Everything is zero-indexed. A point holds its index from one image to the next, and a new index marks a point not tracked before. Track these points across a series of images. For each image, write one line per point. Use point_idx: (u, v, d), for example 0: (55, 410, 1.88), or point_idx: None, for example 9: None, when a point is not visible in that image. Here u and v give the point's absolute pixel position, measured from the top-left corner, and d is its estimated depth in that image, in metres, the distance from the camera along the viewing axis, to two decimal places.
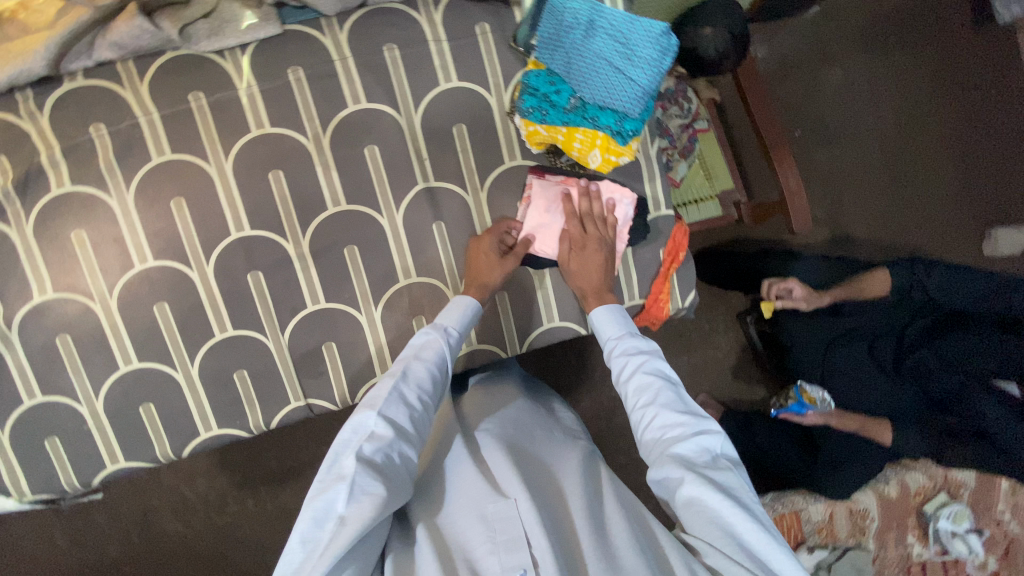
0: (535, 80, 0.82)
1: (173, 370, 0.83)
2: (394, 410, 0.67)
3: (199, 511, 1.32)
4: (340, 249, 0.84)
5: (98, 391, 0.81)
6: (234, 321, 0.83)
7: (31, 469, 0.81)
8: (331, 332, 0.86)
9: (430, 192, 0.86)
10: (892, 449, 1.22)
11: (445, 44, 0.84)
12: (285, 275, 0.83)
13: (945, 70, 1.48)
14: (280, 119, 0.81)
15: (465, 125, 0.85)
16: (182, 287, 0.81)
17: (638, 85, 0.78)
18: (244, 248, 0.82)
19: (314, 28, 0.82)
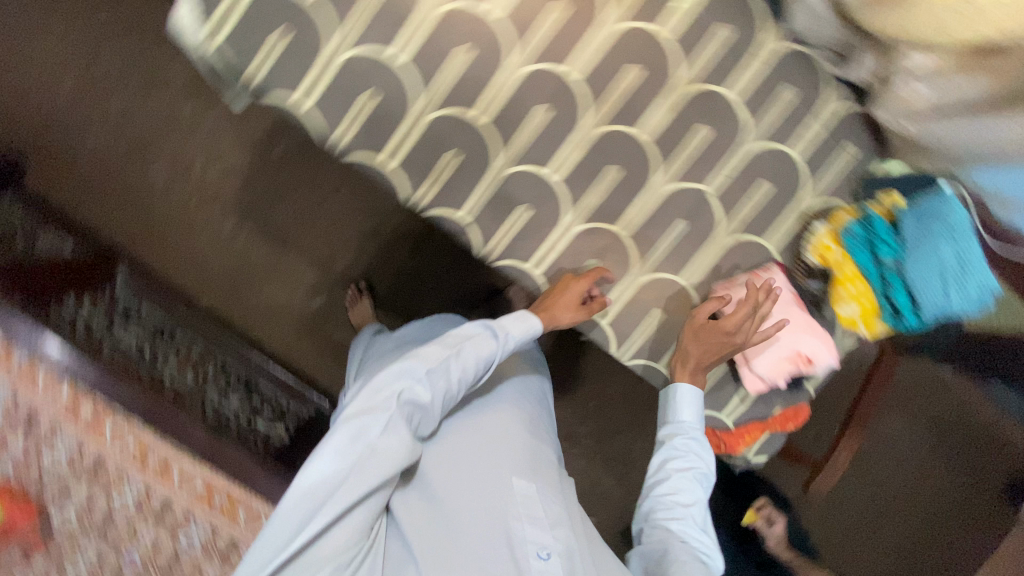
0: (879, 224, 0.88)
1: (415, 98, 0.81)
2: (436, 380, 0.86)
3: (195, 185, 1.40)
4: (606, 162, 0.85)
5: (352, 47, 0.79)
6: (491, 121, 0.82)
7: (243, 35, 0.78)
8: (538, 201, 0.87)
9: (701, 197, 0.88)
10: None
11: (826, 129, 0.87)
12: (557, 138, 0.84)
13: (944, 492, 1.47)
14: (680, 42, 0.82)
15: (767, 185, 0.88)
16: (487, 61, 0.80)
17: (943, 299, 0.86)
18: (552, 89, 0.82)
19: (764, 17, 0.84)
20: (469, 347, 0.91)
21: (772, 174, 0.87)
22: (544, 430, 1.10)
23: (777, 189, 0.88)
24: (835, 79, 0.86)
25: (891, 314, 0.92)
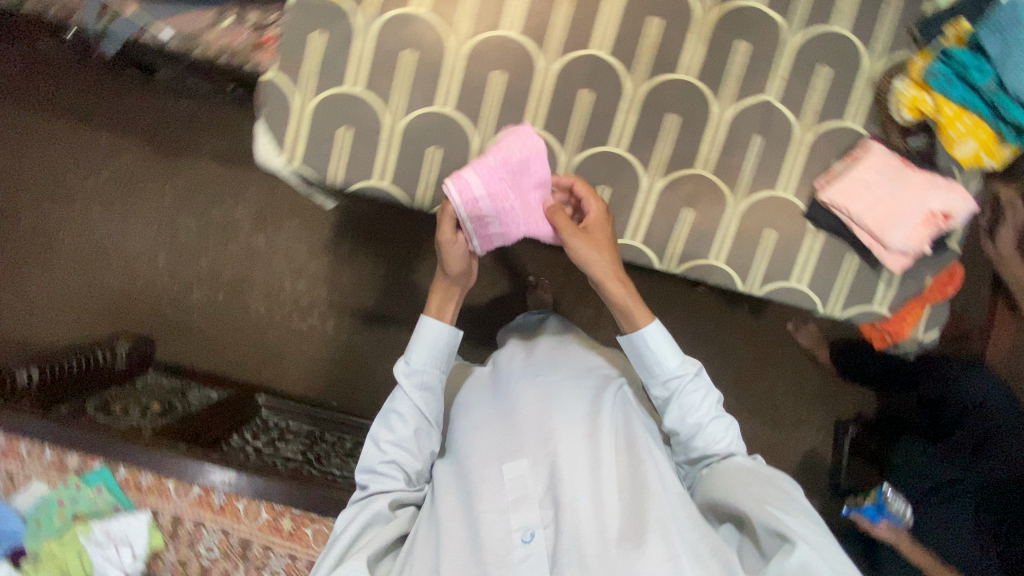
0: (947, 66, 0.75)
1: (706, 98, 0.86)
2: (389, 452, 0.81)
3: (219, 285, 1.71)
4: (732, 42, 0.85)
5: (648, 82, 0.86)
6: (694, 76, 0.86)
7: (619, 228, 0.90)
8: (834, 60, 0.86)
9: (834, 40, 0.86)
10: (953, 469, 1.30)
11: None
12: (696, 104, 0.86)
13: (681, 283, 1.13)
14: (615, 54, 0.85)
15: (830, 69, 0.86)
16: (695, 114, 0.86)
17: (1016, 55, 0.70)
18: (673, 96, 0.86)
19: (778, 15, 0.85)
20: (406, 421, 0.82)
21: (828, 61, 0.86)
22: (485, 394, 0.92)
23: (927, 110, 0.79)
24: (788, 15, 0.85)
25: (1014, 134, 0.75)
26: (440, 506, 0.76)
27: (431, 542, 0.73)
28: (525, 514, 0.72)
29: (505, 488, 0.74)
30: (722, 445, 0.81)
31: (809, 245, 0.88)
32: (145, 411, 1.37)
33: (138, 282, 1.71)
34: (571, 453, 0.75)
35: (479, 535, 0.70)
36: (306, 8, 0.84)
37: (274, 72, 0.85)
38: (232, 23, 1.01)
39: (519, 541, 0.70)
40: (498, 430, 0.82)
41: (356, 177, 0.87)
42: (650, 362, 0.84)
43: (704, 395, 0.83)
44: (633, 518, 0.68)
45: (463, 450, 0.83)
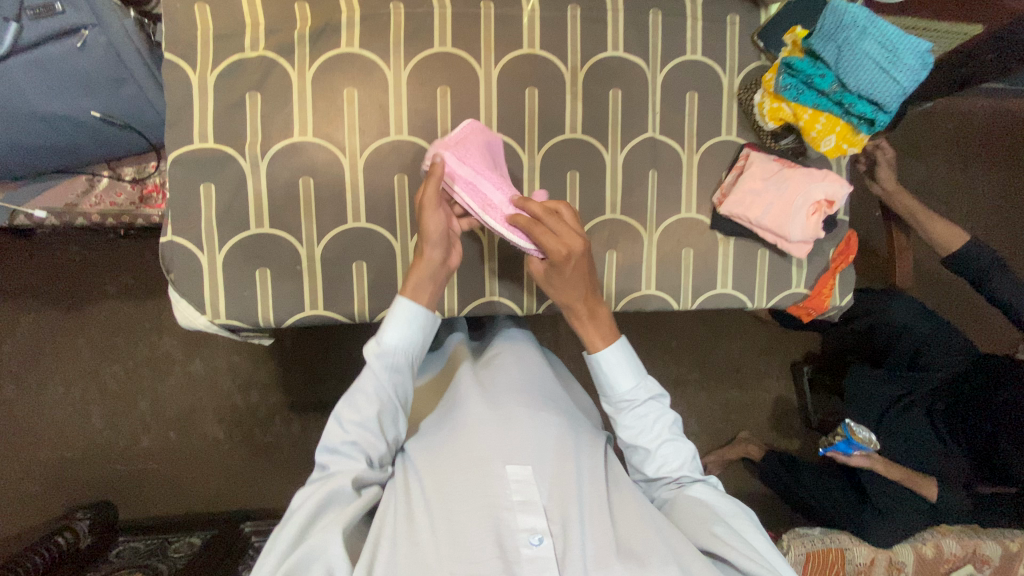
0: (798, 64, 0.83)
1: (604, 150, 0.92)
2: (352, 434, 0.74)
3: (169, 425, 1.59)
4: (607, 90, 0.91)
5: (542, 145, 0.91)
6: (585, 126, 0.91)
7: None
8: (698, 84, 0.94)
9: (692, 66, 0.94)
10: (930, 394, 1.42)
11: (699, 22, 0.94)
12: (592, 153, 0.92)
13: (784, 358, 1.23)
14: (507, 126, 0.89)
15: (697, 93, 0.94)
16: (593, 161, 0.92)
17: (863, 57, 0.77)
18: (572, 148, 0.91)
19: (639, 58, 0.92)
20: (372, 402, 0.74)
21: (694, 86, 0.94)
22: (459, 391, 0.86)
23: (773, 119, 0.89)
24: (647, 58, 0.92)
25: (866, 124, 0.82)
26: (435, 505, 0.72)
27: (423, 542, 0.69)
28: (529, 514, 0.71)
29: (510, 489, 0.73)
30: (678, 469, 0.82)
31: (723, 251, 0.96)
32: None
33: (74, 450, 1.55)
34: (569, 464, 0.77)
35: (483, 538, 0.68)
36: (189, 162, 0.81)
37: (172, 235, 0.82)
38: (108, 181, 0.95)
39: (526, 544, 0.69)
40: (501, 431, 0.78)
41: (289, 313, 0.86)
42: (609, 381, 0.83)
43: (659, 421, 0.82)
44: (636, 525, 0.73)
45: (442, 448, 0.79)
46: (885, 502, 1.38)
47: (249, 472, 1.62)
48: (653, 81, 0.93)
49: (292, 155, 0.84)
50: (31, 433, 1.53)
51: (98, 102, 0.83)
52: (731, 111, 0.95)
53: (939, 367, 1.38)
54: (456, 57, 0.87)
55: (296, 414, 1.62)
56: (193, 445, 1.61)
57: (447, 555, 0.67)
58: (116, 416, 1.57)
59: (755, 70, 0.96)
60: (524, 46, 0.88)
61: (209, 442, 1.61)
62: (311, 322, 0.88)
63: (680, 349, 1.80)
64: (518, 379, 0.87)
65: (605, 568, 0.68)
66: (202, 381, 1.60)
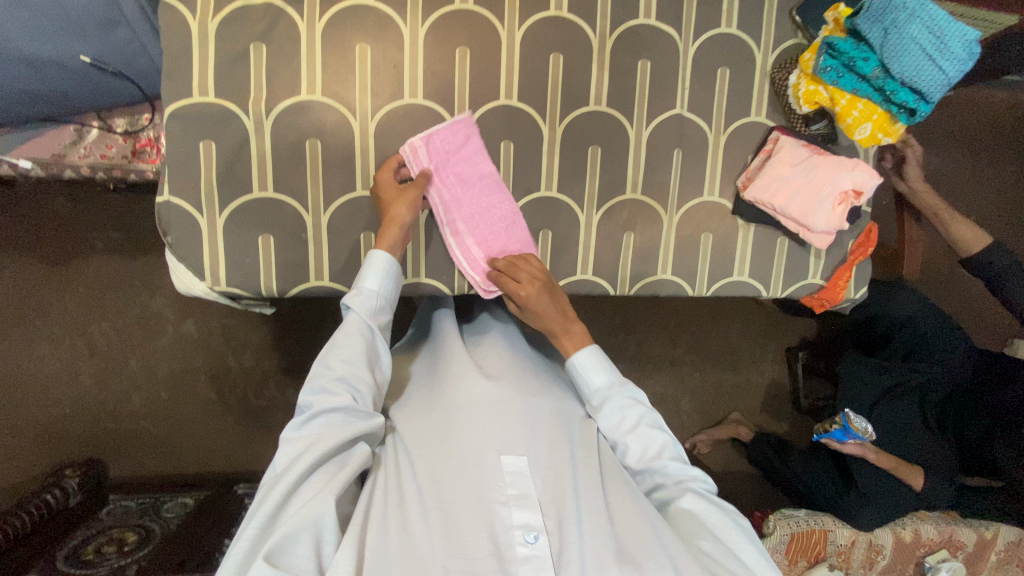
0: (841, 45, 0.79)
1: (628, 125, 0.87)
2: (338, 370, 0.70)
3: (160, 385, 1.56)
4: (636, 61, 0.86)
5: (564, 116, 0.86)
6: (610, 99, 0.86)
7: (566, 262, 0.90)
8: (730, 60, 0.89)
9: (725, 39, 0.89)
10: (926, 388, 1.42)
11: None
12: (615, 128, 0.87)
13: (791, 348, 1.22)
14: (528, 94, 0.84)
15: (728, 70, 0.89)
16: (616, 137, 0.87)
17: (913, 39, 0.73)
18: (595, 122, 0.87)
19: (672, 28, 0.87)
20: (356, 340, 0.72)
21: (726, 61, 0.89)
22: (452, 372, 0.81)
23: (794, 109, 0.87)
24: (680, 28, 0.87)
25: (906, 113, 0.79)
26: (427, 498, 0.68)
27: (414, 537, 0.65)
28: (524, 508, 0.67)
29: (504, 481, 0.69)
30: (660, 456, 0.78)
31: (742, 237, 0.94)
32: (120, 545, 1.26)
33: (61, 406, 1.52)
34: (564, 454, 0.73)
35: (476, 535, 0.64)
36: (188, 118, 0.76)
37: (169, 195, 0.77)
38: (98, 133, 0.89)
39: (520, 540, 0.65)
40: (495, 420, 0.74)
41: (291, 282, 0.82)
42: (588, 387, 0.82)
43: (633, 412, 0.80)
44: (628, 521, 0.70)
45: (431, 432, 0.74)
46: (873, 488, 1.39)
47: (239, 435, 1.60)
48: (684, 54, 0.88)
49: (299, 114, 0.78)
50: (17, 389, 1.49)
51: (89, 47, 0.77)
52: (762, 91, 0.91)
53: (937, 360, 1.38)
54: (478, 15, 0.81)
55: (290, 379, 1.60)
56: (184, 406, 1.58)
57: (438, 553, 0.63)
58: (103, 373, 1.53)
59: (791, 48, 0.91)
60: (551, 8, 0.82)
61: (200, 404, 1.58)
62: (315, 293, 0.85)
63: (679, 330, 1.79)
64: (513, 367, 0.83)
65: (600, 569, 0.64)
66: (194, 342, 1.57)
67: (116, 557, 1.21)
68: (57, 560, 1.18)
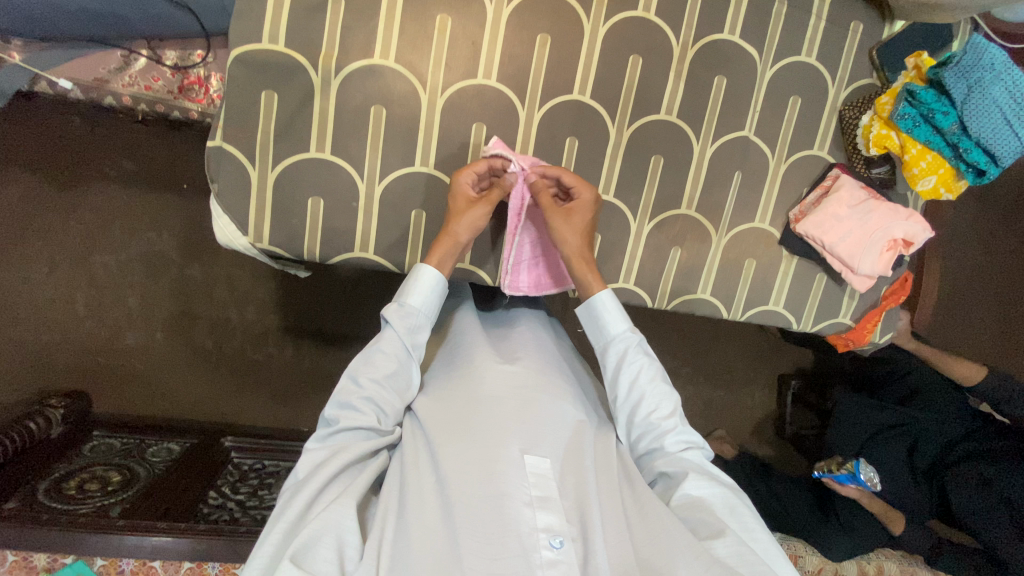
0: (922, 94, 0.78)
1: (694, 140, 0.86)
2: (367, 390, 0.69)
3: (157, 325, 1.52)
4: (713, 76, 0.85)
5: (632, 121, 0.84)
6: (681, 110, 0.85)
7: (610, 267, 0.89)
8: (803, 90, 0.88)
9: (803, 69, 0.88)
10: (917, 437, 1.43)
11: (822, 23, 0.87)
12: (681, 141, 0.86)
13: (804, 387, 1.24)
14: (601, 93, 0.82)
15: (800, 99, 0.89)
16: (681, 149, 0.86)
17: (995, 101, 0.74)
18: (662, 132, 0.85)
19: (754, 48, 0.85)
20: (391, 360, 0.71)
21: (800, 90, 0.88)
22: (474, 362, 0.79)
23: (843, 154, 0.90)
24: (762, 49, 0.85)
25: (973, 173, 0.79)
26: (447, 490, 0.65)
27: (432, 533, 0.62)
28: (548, 511, 0.65)
29: (528, 482, 0.66)
30: (669, 418, 0.76)
31: (785, 268, 0.94)
32: (103, 484, 1.23)
33: (53, 333, 1.47)
34: (585, 460, 0.72)
35: (499, 533, 0.62)
36: (253, 65, 0.72)
37: (221, 141, 0.74)
38: (146, 62, 0.84)
39: (546, 544, 0.62)
40: (517, 418, 0.72)
41: (334, 250, 0.80)
42: (603, 330, 0.80)
43: (648, 370, 0.78)
44: (650, 530, 0.67)
45: (452, 421, 0.72)
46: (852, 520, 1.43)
47: (233, 387, 1.58)
48: (761, 76, 0.86)
49: (369, 78, 0.75)
50: (8, 310, 1.43)
51: None
52: (829, 126, 0.90)
53: (929, 410, 1.42)
54: (565, 5, 0.78)
55: (291, 338, 1.57)
56: (180, 351, 1.54)
57: (460, 551, 0.60)
58: (101, 306, 1.48)
59: (864, 88, 0.90)
60: (639, 8, 0.80)
61: (197, 351, 1.55)
62: (355, 264, 0.83)
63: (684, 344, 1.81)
64: (537, 365, 0.81)
65: None
66: (198, 288, 1.52)
67: (99, 496, 1.19)
68: (38, 492, 1.15)
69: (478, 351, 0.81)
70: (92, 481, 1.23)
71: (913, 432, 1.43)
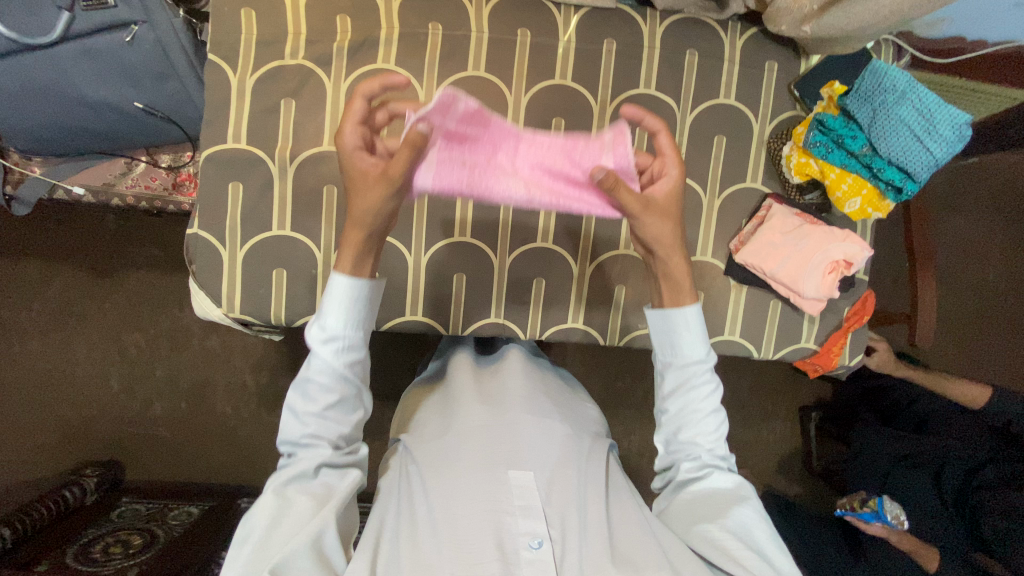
0: (830, 121, 0.82)
1: None
2: (310, 426, 0.64)
3: (179, 395, 1.64)
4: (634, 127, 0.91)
5: None
6: None
7: (558, 309, 0.93)
8: (727, 129, 0.93)
9: (723, 110, 0.93)
10: (939, 463, 1.34)
11: (736, 67, 0.93)
12: None
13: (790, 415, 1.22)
14: None
15: (725, 138, 0.93)
16: None
17: (901, 123, 0.76)
18: None
19: (671, 98, 0.92)
20: (330, 390, 0.63)
21: (723, 130, 0.93)
22: (466, 386, 0.83)
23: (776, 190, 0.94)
24: (679, 98, 0.92)
25: (893, 191, 0.81)
26: (437, 507, 0.70)
27: (424, 544, 0.67)
28: (530, 520, 0.68)
29: (512, 495, 0.70)
30: (712, 439, 0.71)
31: (735, 297, 0.96)
32: (124, 548, 1.26)
33: (88, 408, 1.60)
34: (573, 470, 0.73)
35: (482, 541, 0.65)
36: (221, 161, 0.85)
37: (197, 228, 0.86)
38: (145, 166, 0.99)
39: (525, 546, 0.66)
40: (506, 436, 0.75)
41: (298, 314, 0.88)
42: (675, 341, 0.70)
43: (708, 389, 0.70)
44: (633, 537, 0.70)
45: (445, 444, 0.76)
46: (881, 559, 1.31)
47: (247, 451, 1.66)
48: (682, 121, 0.92)
49: (320, 162, 0.86)
50: (51, 387, 1.59)
51: (141, 95, 0.88)
52: (758, 159, 0.94)
53: (947, 433, 1.34)
54: (488, 81, 0.88)
55: None
56: (199, 417, 1.65)
57: (447, 560, 0.65)
58: (130, 380, 1.62)
59: (787, 121, 0.94)
60: (555, 76, 0.89)
61: (214, 417, 1.65)
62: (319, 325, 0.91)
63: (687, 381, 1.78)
64: (528, 383, 0.84)
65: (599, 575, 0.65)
66: (215, 357, 1.65)
67: (120, 558, 1.21)
68: (66, 555, 1.19)
69: (465, 376, 0.85)
70: (116, 544, 1.27)
71: (937, 459, 1.33)
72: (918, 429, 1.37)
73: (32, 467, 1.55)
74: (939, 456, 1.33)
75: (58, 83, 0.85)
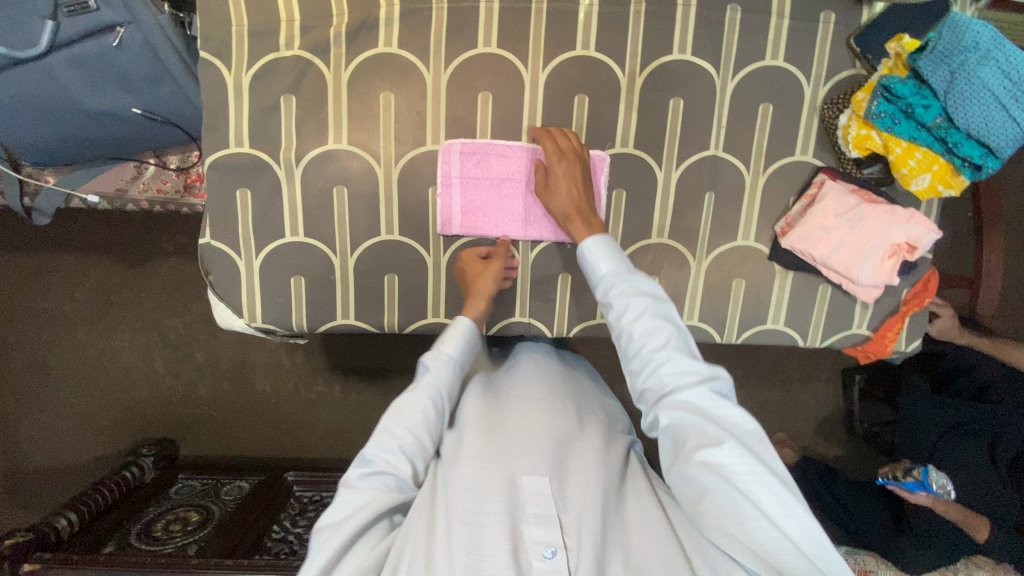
0: (898, 87, 0.70)
1: (657, 168, 0.84)
2: (405, 436, 0.69)
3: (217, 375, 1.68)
4: (668, 100, 0.82)
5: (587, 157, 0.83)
6: (638, 140, 0.83)
7: (586, 305, 0.89)
8: (775, 95, 0.82)
9: (770, 74, 0.82)
10: (993, 432, 1.19)
11: (787, 20, 0.80)
12: (642, 171, 0.84)
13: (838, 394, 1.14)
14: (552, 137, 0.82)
15: (772, 105, 0.83)
16: (643, 179, 0.84)
17: (987, 89, 0.65)
18: (622, 163, 0.83)
19: (709, 63, 0.81)
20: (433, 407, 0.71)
21: (769, 98, 0.82)
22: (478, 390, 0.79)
23: (829, 164, 0.85)
24: (719, 62, 0.81)
25: (970, 168, 0.71)
26: (448, 507, 0.64)
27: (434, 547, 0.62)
28: (543, 526, 0.62)
29: (524, 501, 0.64)
30: (665, 347, 0.66)
31: (780, 283, 0.88)
32: (184, 523, 1.21)
33: None
34: (594, 475, 0.68)
35: (494, 547, 0.60)
36: (225, 167, 0.81)
37: (210, 238, 0.83)
38: (155, 169, 0.95)
39: (538, 556, 0.61)
40: (522, 438, 0.70)
41: (319, 320, 0.87)
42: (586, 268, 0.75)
43: (638, 301, 0.69)
44: (648, 544, 0.64)
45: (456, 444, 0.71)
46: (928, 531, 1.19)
47: None
48: (721, 88, 0.82)
49: (327, 160, 0.81)
50: (89, 372, 1.47)
51: (139, 99, 0.84)
52: (810, 129, 0.84)
53: (1003, 398, 1.21)
54: (502, 57, 0.79)
55: None
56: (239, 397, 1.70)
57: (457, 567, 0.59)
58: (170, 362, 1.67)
59: (846, 82, 0.82)
60: (575, 47, 0.79)
61: None
62: (343, 329, 0.89)
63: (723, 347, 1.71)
64: (546, 383, 0.79)
65: None
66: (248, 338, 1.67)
67: (181, 536, 1.18)
68: (130, 536, 1.16)
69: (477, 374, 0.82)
70: (178, 518, 1.22)
71: (993, 429, 1.20)
72: (970, 395, 1.24)
73: (83, 452, 1.48)
74: (996, 426, 1.20)
75: (54, 94, 0.82)
